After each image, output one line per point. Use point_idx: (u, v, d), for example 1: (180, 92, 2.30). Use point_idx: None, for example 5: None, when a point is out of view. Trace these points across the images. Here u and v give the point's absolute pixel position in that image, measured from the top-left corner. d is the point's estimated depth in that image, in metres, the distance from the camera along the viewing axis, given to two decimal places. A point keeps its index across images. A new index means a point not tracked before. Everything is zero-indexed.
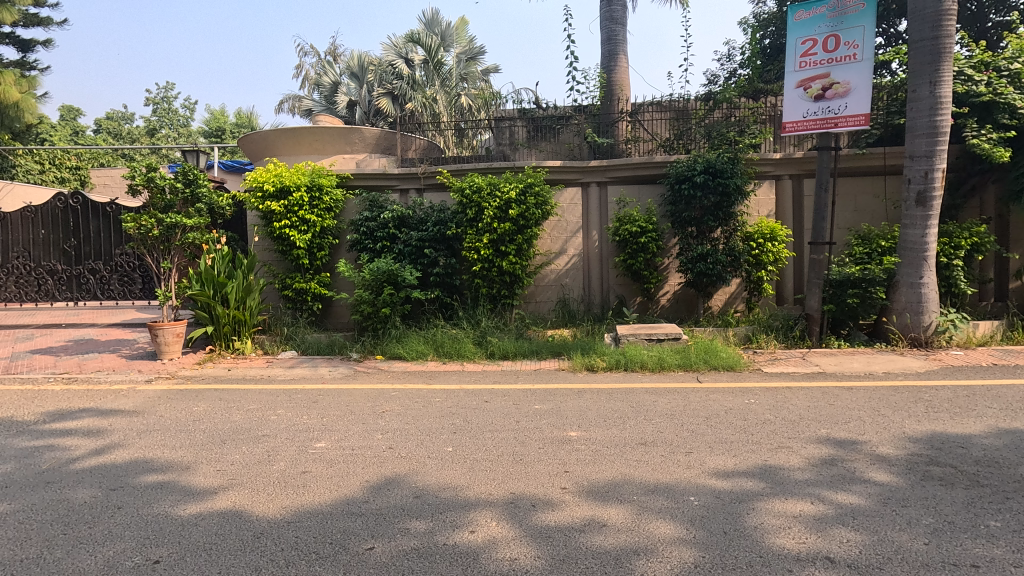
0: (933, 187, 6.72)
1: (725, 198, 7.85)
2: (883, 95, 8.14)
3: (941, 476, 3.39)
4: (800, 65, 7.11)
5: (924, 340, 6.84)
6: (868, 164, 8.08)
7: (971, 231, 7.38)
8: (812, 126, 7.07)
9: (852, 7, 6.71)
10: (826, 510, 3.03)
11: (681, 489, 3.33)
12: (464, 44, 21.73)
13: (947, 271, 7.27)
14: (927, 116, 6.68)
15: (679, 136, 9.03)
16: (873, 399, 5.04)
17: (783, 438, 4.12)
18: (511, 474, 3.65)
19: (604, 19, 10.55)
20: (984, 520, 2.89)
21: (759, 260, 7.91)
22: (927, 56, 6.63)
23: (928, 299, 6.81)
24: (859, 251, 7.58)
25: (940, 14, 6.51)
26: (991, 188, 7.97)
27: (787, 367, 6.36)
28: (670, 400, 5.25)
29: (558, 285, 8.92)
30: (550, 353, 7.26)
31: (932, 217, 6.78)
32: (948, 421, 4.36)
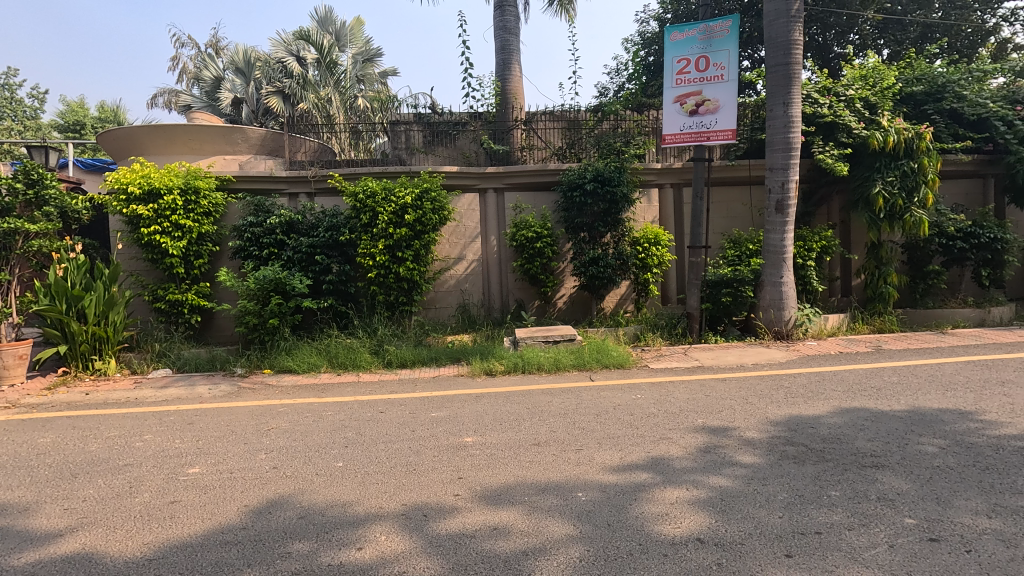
0: (789, 196, 7.54)
1: (613, 205, 8.28)
2: (747, 113, 9.00)
3: (794, 455, 3.80)
4: (676, 82, 7.69)
5: (785, 333, 7.64)
6: (736, 175, 8.88)
7: (821, 235, 8.36)
8: (689, 139, 7.68)
9: (718, 31, 7.36)
10: (699, 495, 3.27)
11: (571, 486, 3.45)
12: (361, 44, 21.23)
13: (802, 271, 8.18)
14: (783, 133, 7.49)
15: (571, 145, 9.41)
16: (742, 388, 5.54)
17: (665, 430, 4.40)
18: (403, 485, 3.57)
19: (498, 28, 10.75)
20: (827, 491, 3.27)
21: (645, 263, 8.38)
22: (781, 80, 7.44)
23: (787, 296, 7.63)
24: (731, 254, 8.31)
25: (790, 43, 7.33)
26: (836, 198, 9.08)
27: (670, 363, 6.83)
28: (565, 400, 5.42)
29: (458, 290, 8.94)
30: (449, 359, 7.22)
31: (788, 223, 7.59)
32: (802, 404, 4.91)
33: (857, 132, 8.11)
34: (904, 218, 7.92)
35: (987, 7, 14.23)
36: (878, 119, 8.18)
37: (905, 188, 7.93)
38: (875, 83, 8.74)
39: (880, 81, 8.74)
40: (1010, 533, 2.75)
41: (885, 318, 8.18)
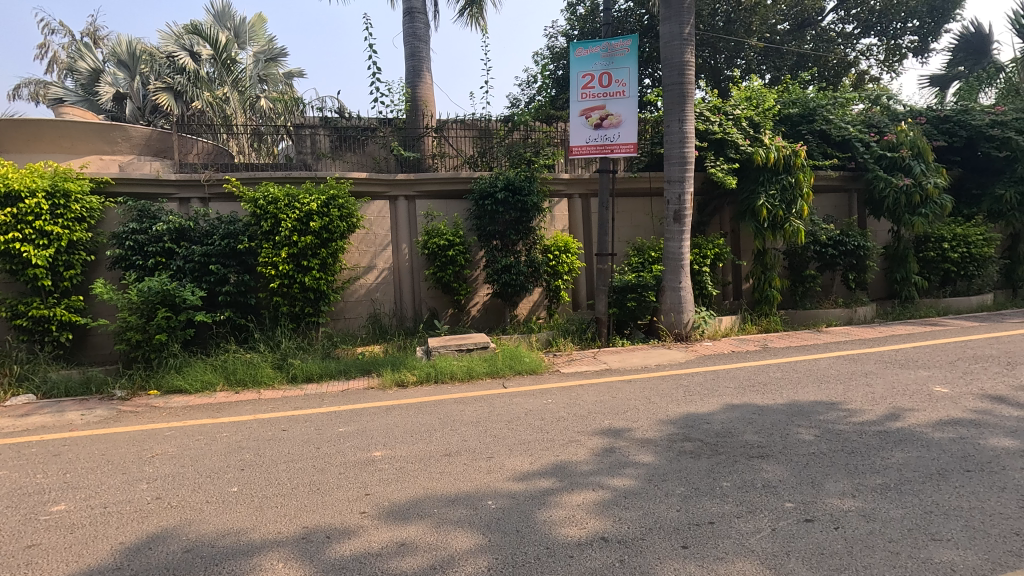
0: (685, 207, 8.06)
1: (524, 214, 8.43)
2: (648, 128, 9.54)
3: (691, 450, 4.05)
4: (582, 96, 7.99)
5: (685, 334, 8.14)
6: (638, 186, 9.36)
7: (714, 243, 9.00)
8: (594, 151, 7.99)
9: (619, 50, 7.75)
10: (604, 495, 3.39)
11: (480, 495, 3.44)
12: (263, 44, 20.30)
13: (699, 276, 8.75)
14: (679, 148, 8.00)
15: (483, 154, 9.51)
16: (646, 389, 5.82)
17: (573, 433, 4.52)
18: (305, 506, 3.39)
19: (407, 35, 10.64)
20: (719, 482, 3.51)
21: (556, 270, 8.59)
22: (676, 98, 7.96)
23: (685, 300, 8.14)
24: (635, 261, 8.72)
25: (683, 64, 7.87)
26: (727, 209, 9.83)
27: (580, 366, 7.03)
28: (477, 408, 5.41)
29: (368, 300, 8.68)
30: (359, 371, 6.98)
31: (685, 232, 8.11)
32: (698, 401, 5.24)
33: (743, 149, 8.84)
34: (784, 228, 8.72)
35: (848, 43, 16.13)
36: (760, 137, 8.97)
37: (784, 200, 8.74)
38: (758, 105, 9.60)
39: (762, 103, 9.61)
40: (870, 509, 3.08)
41: (770, 319, 8.93)
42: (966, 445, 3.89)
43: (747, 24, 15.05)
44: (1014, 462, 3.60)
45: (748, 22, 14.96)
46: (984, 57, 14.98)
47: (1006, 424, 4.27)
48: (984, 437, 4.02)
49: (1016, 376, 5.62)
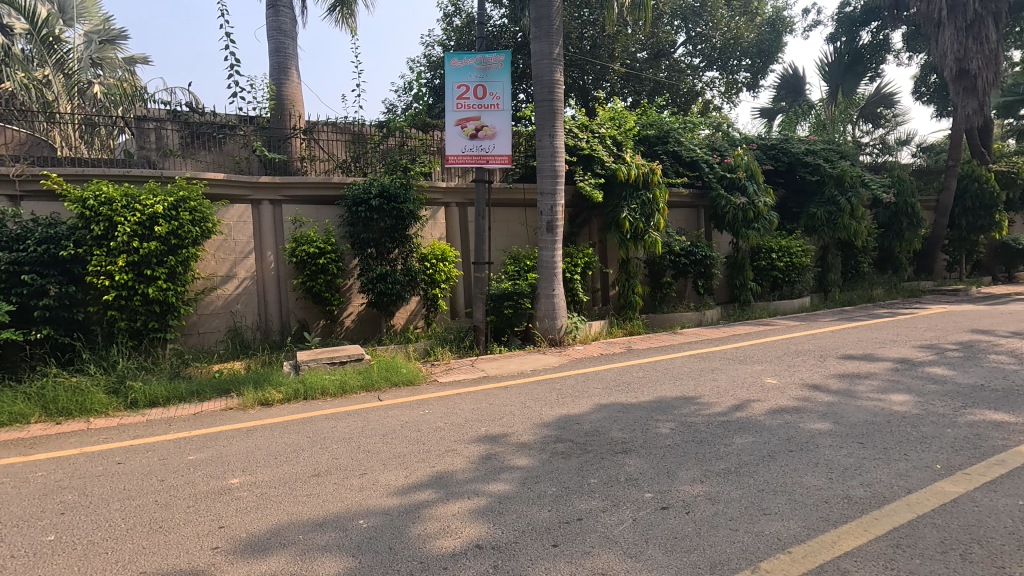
0: (557, 218, 8.45)
1: (400, 222, 8.24)
2: (522, 141, 9.90)
3: (562, 451, 4.21)
4: (457, 106, 8.03)
5: (558, 339, 8.50)
6: (513, 197, 9.63)
7: (584, 252, 9.53)
8: (470, 161, 8.07)
9: (493, 64, 7.94)
10: (479, 503, 3.40)
11: (351, 515, 3.28)
12: (97, 22, 18.10)
13: (571, 283, 9.20)
14: (550, 162, 8.38)
15: (356, 159, 9.19)
16: (522, 394, 5.98)
17: (450, 443, 4.50)
18: (144, 548, 2.99)
19: (271, 28, 9.98)
20: (588, 479, 3.69)
21: (433, 279, 8.52)
22: (547, 114, 8.33)
23: (558, 307, 8.51)
24: (511, 270, 8.94)
25: (553, 83, 8.27)
26: (595, 220, 10.47)
27: (458, 375, 7.03)
28: (350, 423, 5.17)
29: (227, 312, 7.94)
30: (216, 391, 6.32)
31: (558, 241, 8.48)
32: (570, 403, 5.49)
33: (608, 165, 9.51)
34: (645, 239, 9.49)
35: (695, 74, 18.07)
36: (623, 155, 9.70)
37: (644, 214, 9.52)
38: (620, 125, 10.37)
39: (624, 124, 10.40)
40: (715, 492, 3.43)
41: (634, 323, 9.67)
42: (790, 429, 4.50)
43: (610, 50, 16.25)
44: (825, 440, 4.23)
45: (611, 48, 16.14)
46: (799, 96, 17.61)
47: (820, 408, 5.02)
48: (804, 421, 4.68)
49: (826, 366, 6.64)
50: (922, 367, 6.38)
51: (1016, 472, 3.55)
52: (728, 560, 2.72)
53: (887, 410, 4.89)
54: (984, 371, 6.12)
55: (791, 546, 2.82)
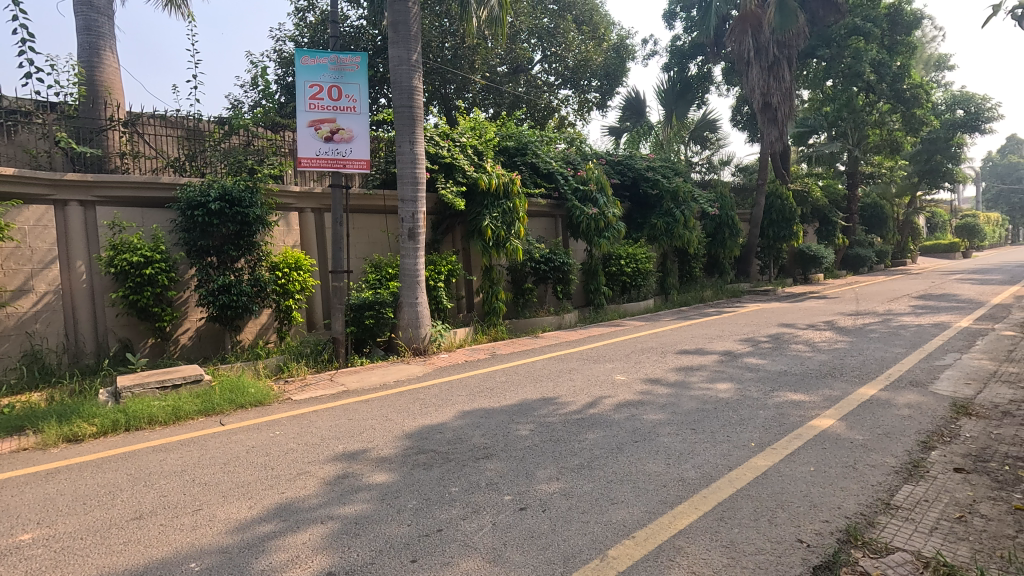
0: (418, 225, 8.35)
1: (245, 228, 7.53)
2: (382, 147, 9.74)
3: (424, 462, 4.14)
4: (309, 106, 7.55)
5: (423, 348, 8.38)
6: (373, 203, 9.31)
7: (448, 259, 9.51)
8: (325, 164, 7.65)
9: (348, 65, 7.65)
10: (333, 527, 3.20)
11: (181, 559, 2.90)
12: None
13: (434, 291, 9.12)
14: (410, 168, 8.26)
15: (192, 158, 8.23)
16: (383, 406, 5.78)
17: (302, 465, 4.19)
18: None
19: (80, 2, 8.62)
20: (449, 488, 3.66)
21: (285, 289, 7.94)
22: (406, 120, 8.21)
23: (422, 315, 8.40)
24: (372, 278, 8.62)
25: (412, 89, 8.18)
26: (458, 228, 10.53)
27: (315, 391, 6.58)
28: (184, 454, 4.59)
29: (22, 333, 6.63)
30: (4, 430, 5.23)
31: (420, 249, 8.38)
32: (433, 412, 5.43)
33: (469, 174, 9.65)
34: (506, 246, 9.74)
35: (551, 91, 19.05)
36: (483, 164, 9.89)
37: (505, 222, 9.77)
38: (481, 135, 10.58)
39: (484, 134, 10.63)
40: (569, 488, 3.60)
41: (498, 328, 9.89)
42: (635, 421, 4.88)
43: (471, 61, 16.50)
44: (664, 429, 4.66)
45: (472, 60, 16.40)
46: (641, 117, 19.39)
47: (661, 399, 5.53)
48: (647, 412, 5.11)
49: (666, 361, 7.35)
50: (741, 358, 7.36)
51: (809, 442, 4.23)
52: (580, 552, 2.86)
53: (715, 397, 5.53)
54: (786, 358, 7.23)
55: (634, 532, 3.04)
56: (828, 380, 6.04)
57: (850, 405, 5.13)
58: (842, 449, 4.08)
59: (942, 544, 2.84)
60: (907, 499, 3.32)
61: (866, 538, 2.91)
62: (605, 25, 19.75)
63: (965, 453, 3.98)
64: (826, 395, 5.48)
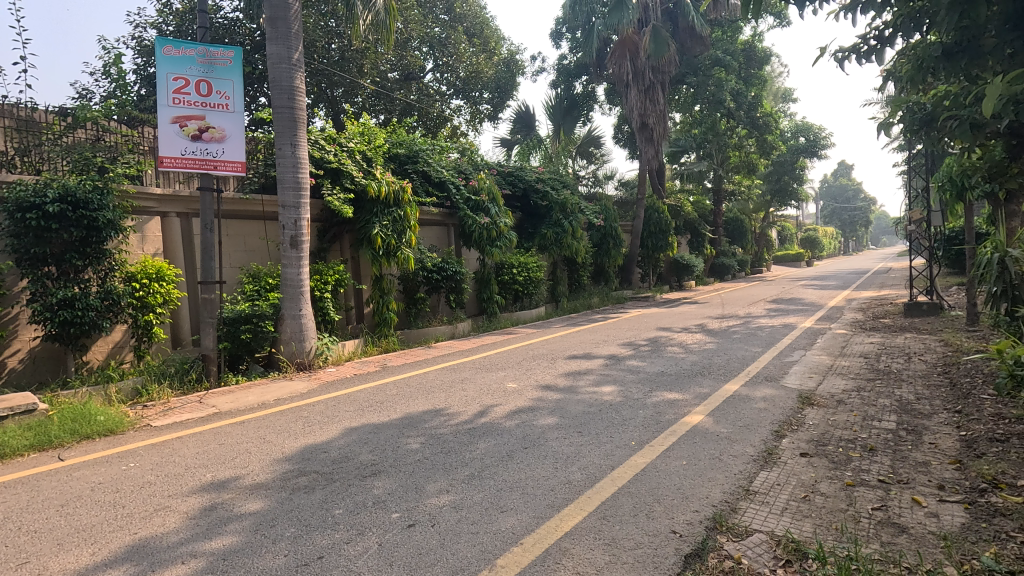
0: (302, 233, 7.89)
1: (93, 233, 6.62)
2: (261, 148, 9.13)
3: (305, 485, 3.88)
4: (173, 101, 6.84)
5: (307, 363, 7.91)
6: (249, 209, 8.65)
7: (335, 268, 9.05)
8: (193, 165, 6.97)
9: (220, 59, 7.07)
10: (197, 566, 2.88)
11: None
12: None
13: (320, 302, 8.64)
14: (292, 172, 7.80)
15: (24, 152, 7.11)
16: (260, 427, 5.35)
17: (161, 499, 3.74)
18: None
19: None
20: (332, 511, 3.45)
21: (144, 302, 7.13)
22: (286, 121, 7.74)
23: (306, 328, 7.94)
24: (249, 289, 7.99)
25: (293, 89, 7.75)
26: (345, 236, 10.11)
27: (180, 415, 5.92)
28: (8, 498, 3.90)
29: None
30: None
31: (303, 258, 7.92)
32: (316, 431, 5.12)
33: (358, 180, 9.32)
34: (397, 255, 9.52)
35: (443, 101, 19.02)
36: (372, 171, 9.60)
37: (395, 230, 9.55)
38: (370, 140, 10.27)
39: (373, 140, 10.33)
40: (459, 499, 3.56)
41: (389, 339, 9.62)
42: (525, 427, 4.97)
43: (359, 65, 16.04)
44: (553, 433, 4.78)
45: (360, 63, 15.94)
46: (532, 130, 19.99)
47: (550, 404, 5.68)
48: (536, 418, 5.22)
49: (555, 367, 7.58)
50: (624, 361, 7.79)
51: (682, 438, 4.56)
52: (469, 564, 2.83)
53: (600, 400, 5.79)
54: (664, 360, 7.77)
55: (523, 539, 3.07)
56: (699, 379, 6.58)
57: (717, 401, 5.62)
58: (709, 442, 4.45)
59: (790, 522, 3.19)
60: (762, 484, 3.69)
61: (730, 524, 3.17)
62: (496, 39, 20.17)
63: (808, 438, 4.52)
64: (697, 393, 5.97)
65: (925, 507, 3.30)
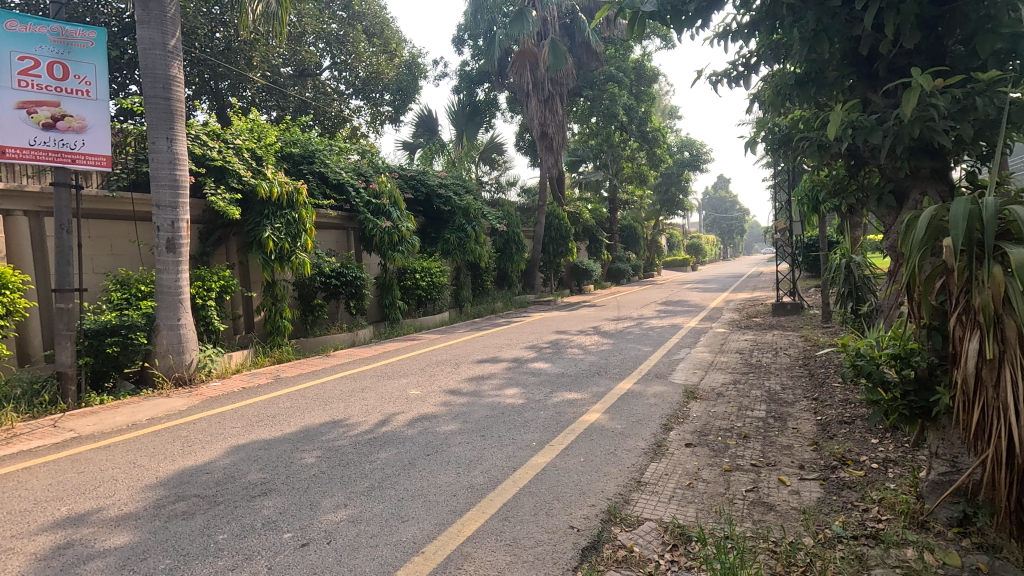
0: (180, 235, 7.23)
1: None
2: (131, 142, 8.26)
3: (183, 511, 3.54)
4: (19, 84, 5.98)
5: (187, 378, 7.25)
6: (116, 207, 7.76)
7: (220, 274, 8.34)
8: (46, 157, 6.14)
9: (79, 40, 6.32)
10: None
11: None
12: None
13: (203, 311, 7.93)
14: (168, 169, 7.13)
15: None
16: (130, 451, 4.81)
17: (3, 541, 3.23)
18: None
19: None
20: (215, 537, 3.18)
21: None
22: (160, 113, 7.06)
23: (187, 339, 7.27)
24: (116, 297, 7.11)
25: (169, 78, 7.09)
26: (232, 239, 9.40)
27: (28, 443, 5.16)
28: None
29: None
30: None
31: (182, 263, 7.25)
32: (197, 451, 4.70)
33: (246, 180, 8.70)
34: (291, 260, 9.01)
35: (342, 100, 18.33)
36: (263, 170, 9.01)
37: (289, 234, 9.03)
38: (259, 138, 9.64)
39: (263, 138, 9.71)
40: (357, 513, 3.43)
41: (283, 349, 9.07)
42: (427, 434, 4.90)
43: (248, 57, 15.09)
44: (455, 438, 4.77)
45: (248, 55, 15.00)
46: (434, 135, 19.86)
47: (454, 410, 5.65)
48: (439, 424, 5.17)
49: (459, 372, 7.57)
50: (527, 364, 7.95)
51: (580, 436, 4.74)
52: None
53: (503, 403, 5.85)
54: (564, 362, 8.03)
55: (424, 547, 3.02)
56: (596, 378, 6.89)
57: (613, 399, 5.91)
58: (605, 439, 4.67)
59: (676, 508, 3.43)
60: (652, 475, 3.93)
61: (623, 515, 3.35)
62: (397, 41, 19.85)
63: (692, 429, 4.88)
64: (594, 392, 6.24)
65: (789, 485, 3.70)
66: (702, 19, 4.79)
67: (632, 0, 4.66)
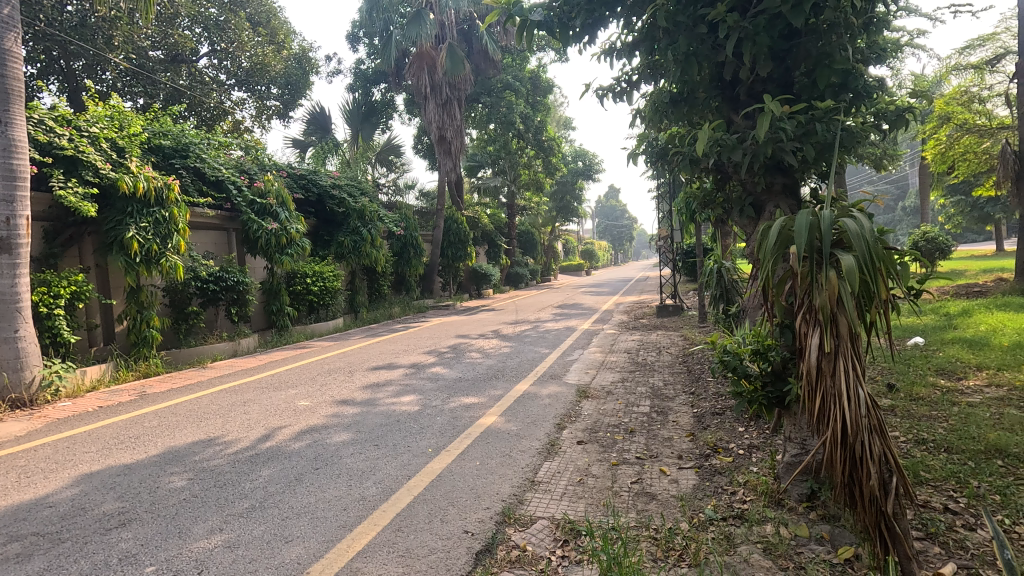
0: (17, 233, 6.28)
1: None
2: None
3: (18, 553, 3.06)
4: None
5: (26, 399, 6.27)
6: None
7: (70, 279, 7.31)
8: None
9: None
10: None
11: None
12: None
13: (48, 321, 6.91)
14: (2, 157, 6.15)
15: None
16: None
17: None
18: None
19: None
20: None
21: None
22: None
23: (26, 354, 6.29)
24: None
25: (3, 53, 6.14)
26: (86, 240, 8.33)
27: None
28: None
29: None
30: None
31: (20, 267, 6.30)
32: (37, 483, 4.08)
33: (104, 172, 7.74)
34: (161, 263, 8.17)
35: (221, 91, 16.97)
36: (125, 163, 8.05)
37: (157, 234, 8.17)
38: (121, 126, 8.59)
39: (127, 126, 8.70)
40: (233, 537, 3.17)
41: (150, 362, 8.17)
42: (316, 447, 4.65)
43: (108, 36, 13.45)
44: (347, 449, 4.57)
45: (109, 35, 13.39)
46: (327, 133, 18.99)
47: (345, 420, 5.42)
48: (329, 436, 4.94)
49: (353, 380, 7.27)
50: (425, 369, 7.83)
51: (476, 440, 4.75)
52: None
53: (398, 411, 5.72)
54: (462, 366, 8.02)
55: (310, 566, 2.86)
56: (494, 381, 6.95)
57: (509, 402, 5.99)
58: (500, 441, 4.72)
59: (568, 505, 3.54)
60: (545, 474, 4.03)
61: (517, 516, 3.40)
62: (286, 32, 18.64)
63: (584, 427, 5.08)
64: (491, 395, 6.28)
65: (669, 475, 3.97)
66: (588, 35, 5.01)
67: (521, 8, 4.81)
